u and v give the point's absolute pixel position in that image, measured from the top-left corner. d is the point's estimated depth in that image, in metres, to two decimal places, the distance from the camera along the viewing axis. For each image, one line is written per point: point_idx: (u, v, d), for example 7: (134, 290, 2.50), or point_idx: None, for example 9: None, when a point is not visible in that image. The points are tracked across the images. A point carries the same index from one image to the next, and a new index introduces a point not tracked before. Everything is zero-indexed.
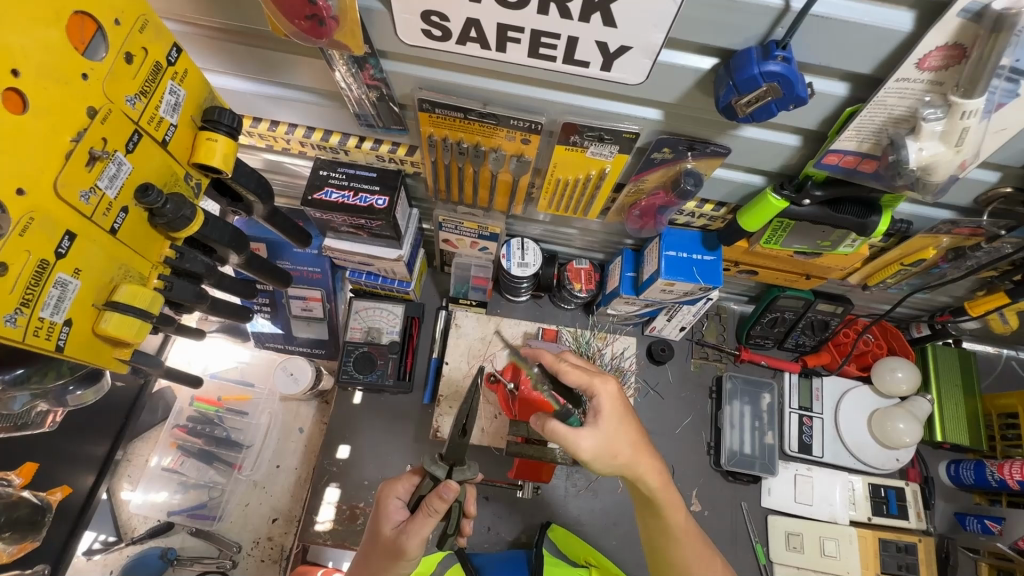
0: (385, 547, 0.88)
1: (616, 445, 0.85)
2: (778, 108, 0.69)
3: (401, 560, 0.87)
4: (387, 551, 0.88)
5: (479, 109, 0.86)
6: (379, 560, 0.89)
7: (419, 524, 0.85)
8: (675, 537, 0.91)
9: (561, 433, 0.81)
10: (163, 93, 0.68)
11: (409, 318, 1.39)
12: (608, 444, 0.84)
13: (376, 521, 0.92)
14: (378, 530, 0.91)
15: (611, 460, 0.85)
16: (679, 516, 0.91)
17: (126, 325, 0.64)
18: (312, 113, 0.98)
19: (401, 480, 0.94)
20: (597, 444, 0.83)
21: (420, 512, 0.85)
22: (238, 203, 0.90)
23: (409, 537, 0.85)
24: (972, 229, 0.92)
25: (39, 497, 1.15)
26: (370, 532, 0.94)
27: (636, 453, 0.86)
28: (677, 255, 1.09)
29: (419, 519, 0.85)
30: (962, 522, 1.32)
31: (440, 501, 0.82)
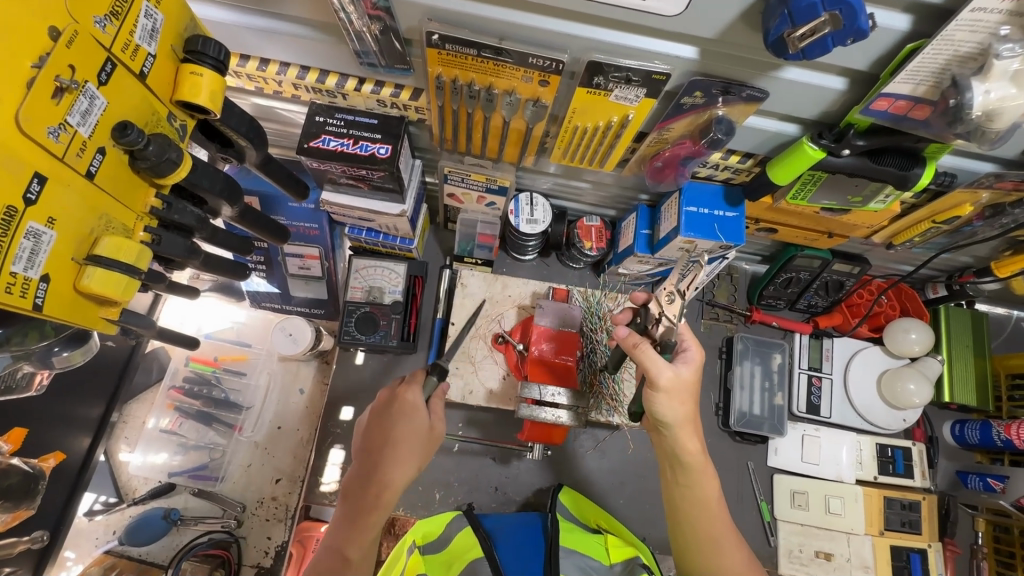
0: (425, 439, 0.89)
1: (687, 392, 0.85)
2: (834, 43, 0.62)
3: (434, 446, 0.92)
4: (427, 442, 0.89)
5: (493, 45, 0.77)
6: (421, 451, 0.88)
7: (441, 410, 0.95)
8: (710, 508, 0.89)
9: (649, 356, 0.82)
10: (138, 15, 0.59)
11: (411, 277, 1.33)
12: (682, 388, 0.84)
13: (401, 418, 0.89)
14: (411, 425, 0.88)
15: (681, 403, 0.84)
16: (711, 486, 0.90)
17: (111, 281, 0.57)
18: (307, 50, 0.89)
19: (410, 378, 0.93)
20: (676, 380, 0.82)
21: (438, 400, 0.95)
22: (228, 148, 0.82)
23: (440, 422, 0.93)
24: (1016, 184, 0.87)
25: (29, 464, 1.11)
26: (394, 430, 0.88)
27: (693, 410, 0.87)
28: (698, 211, 1.03)
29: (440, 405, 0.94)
30: (964, 480, 1.33)
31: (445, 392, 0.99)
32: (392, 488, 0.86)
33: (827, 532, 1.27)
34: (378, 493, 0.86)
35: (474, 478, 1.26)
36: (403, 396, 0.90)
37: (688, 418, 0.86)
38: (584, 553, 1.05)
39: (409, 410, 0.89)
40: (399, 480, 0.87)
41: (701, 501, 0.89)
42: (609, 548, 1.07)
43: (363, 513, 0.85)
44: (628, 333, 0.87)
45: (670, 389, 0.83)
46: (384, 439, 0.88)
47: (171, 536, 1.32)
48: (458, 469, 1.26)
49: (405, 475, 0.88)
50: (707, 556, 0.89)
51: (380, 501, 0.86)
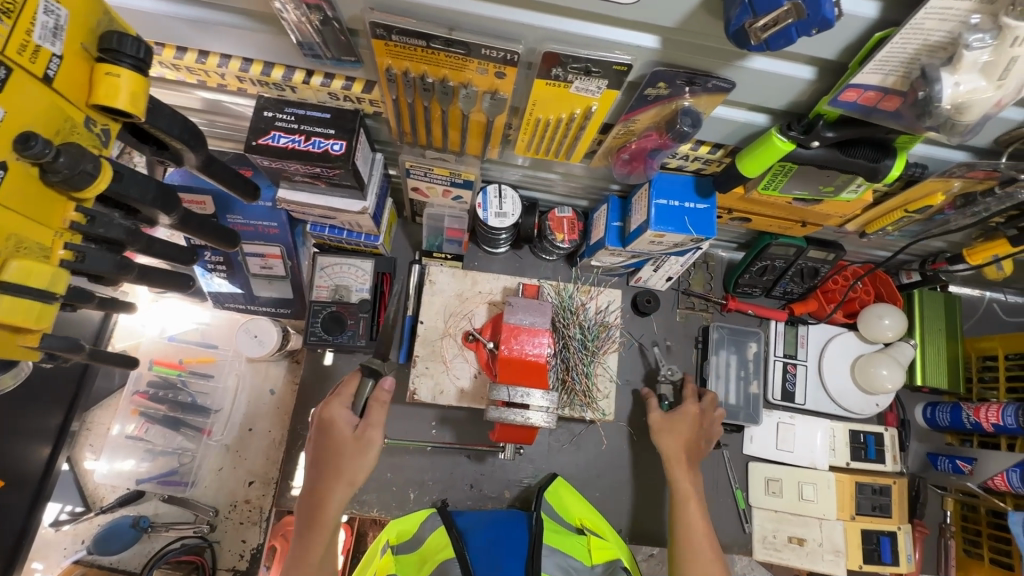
0: (350, 448, 0.93)
1: (679, 431, 1.13)
2: (799, 34, 0.58)
3: (368, 453, 0.93)
4: (353, 450, 0.93)
5: (443, 35, 0.72)
6: (350, 461, 0.92)
7: (376, 417, 0.95)
8: (691, 537, 1.00)
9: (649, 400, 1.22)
10: (35, 12, 0.53)
11: (379, 274, 1.29)
12: (672, 425, 1.13)
13: (327, 434, 0.95)
14: (335, 439, 0.94)
15: (675, 440, 1.11)
16: (698, 524, 1.01)
17: (22, 310, 0.54)
18: (247, 41, 0.82)
19: (339, 393, 0.98)
20: (663, 418, 1.15)
21: (373, 407, 0.95)
22: (163, 151, 0.76)
23: (371, 428, 0.94)
24: (987, 173, 0.85)
25: None
26: (324, 448, 0.94)
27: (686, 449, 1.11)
28: (668, 204, 1.00)
29: (374, 412, 0.95)
30: (934, 463, 1.35)
31: (387, 391, 0.96)
32: (333, 500, 0.92)
33: (799, 518, 1.28)
34: (320, 507, 0.92)
35: (449, 476, 1.24)
36: (323, 412, 0.96)
37: (678, 456, 1.10)
38: (565, 552, 1.04)
39: (332, 426, 0.94)
40: (336, 492, 0.92)
41: (685, 532, 1.01)
42: (591, 548, 1.06)
43: (307, 529, 0.91)
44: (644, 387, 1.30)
45: (663, 424, 1.14)
46: (318, 458, 0.95)
47: (142, 543, 1.30)
48: (432, 467, 1.24)
49: (342, 488, 0.92)
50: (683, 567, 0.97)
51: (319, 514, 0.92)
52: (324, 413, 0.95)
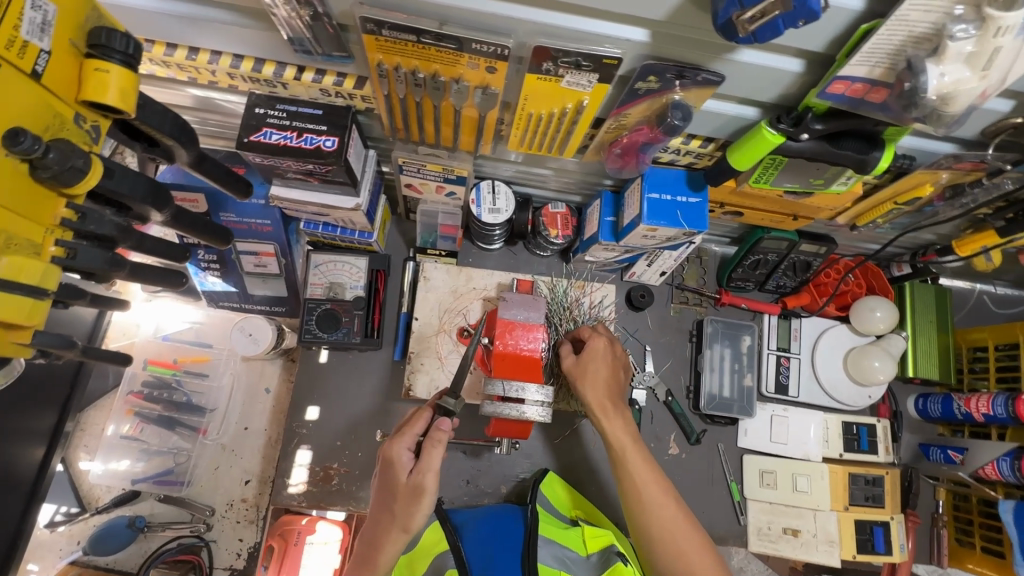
0: (406, 494, 0.84)
1: (588, 370, 1.02)
2: (786, 25, 0.59)
3: (421, 503, 0.83)
4: (407, 497, 0.84)
5: (434, 30, 0.72)
6: (406, 508, 0.84)
7: (433, 458, 0.84)
8: (642, 495, 0.91)
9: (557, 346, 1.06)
10: (23, 6, 0.53)
11: (374, 271, 1.30)
12: (582, 369, 1.02)
13: (386, 478, 0.86)
14: (393, 480, 0.85)
15: (595, 385, 1.00)
16: (648, 474, 0.93)
17: (14, 307, 0.53)
18: (236, 37, 0.82)
19: (405, 431, 0.87)
20: (574, 363, 1.03)
21: (430, 447, 0.85)
22: (154, 148, 0.76)
23: (425, 475, 0.83)
24: (974, 164, 0.86)
25: None
26: (386, 488, 0.86)
27: (601, 384, 1.01)
28: (660, 198, 1.01)
29: (431, 453, 0.84)
30: (926, 453, 1.36)
31: (442, 432, 0.85)
32: (389, 542, 0.86)
33: (793, 510, 1.29)
34: (376, 546, 0.87)
35: (445, 473, 1.24)
36: (387, 450, 0.87)
37: (601, 401, 0.99)
38: (561, 544, 1.05)
39: (391, 468, 0.85)
40: (390, 536, 0.85)
41: (637, 501, 0.92)
42: (586, 537, 1.07)
43: (361, 563, 0.88)
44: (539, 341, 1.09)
45: (575, 371, 1.03)
46: (381, 495, 0.88)
47: (139, 543, 1.30)
48: None
49: (397, 533, 0.85)
50: (643, 520, 0.90)
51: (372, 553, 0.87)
52: (387, 451, 0.86)
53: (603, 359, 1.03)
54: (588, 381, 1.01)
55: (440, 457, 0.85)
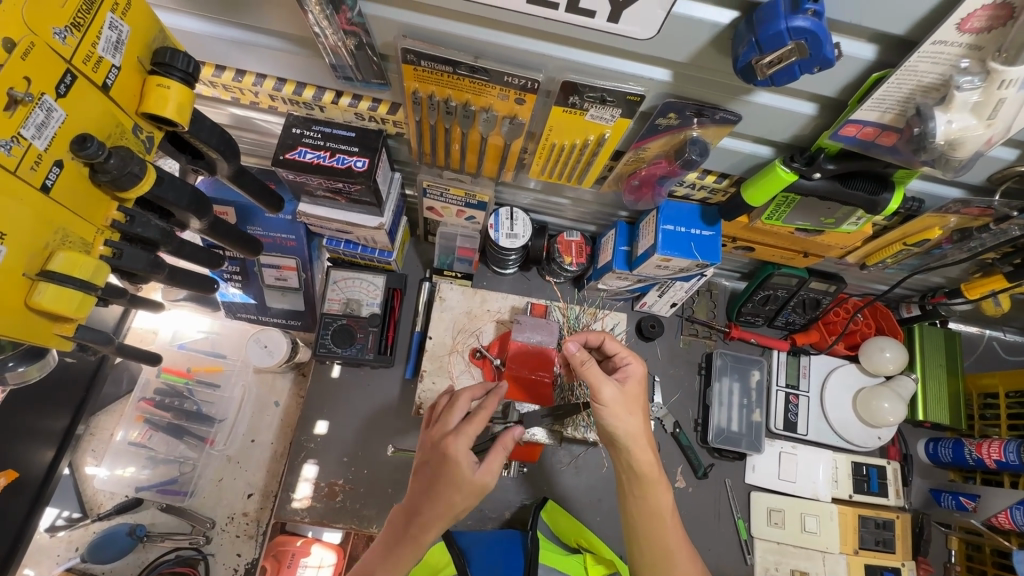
0: (473, 492, 0.82)
1: (633, 405, 0.88)
2: (801, 71, 0.63)
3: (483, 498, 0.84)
4: (473, 494, 0.83)
5: (469, 62, 0.77)
6: (467, 501, 0.83)
7: (500, 458, 0.85)
8: (670, 557, 0.89)
9: (595, 373, 0.84)
10: (102, 27, 0.58)
11: (390, 290, 1.32)
12: (625, 404, 0.87)
13: (445, 468, 0.82)
14: (460, 479, 0.81)
15: (636, 422, 0.87)
16: (675, 537, 0.90)
17: (65, 298, 0.56)
18: (282, 63, 0.88)
19: (470, 421, 0.83)
20: (619, 394, 0.86)
21: (499, 447, 0.85)
22: (198, 160, 0.80)
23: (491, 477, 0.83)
24: (982, 209, 0.89)
25: None
26: (445, 483, 0.82)
27: (644, 424, 0.89)
28: (674, 230, 1.04)
29: (498, 455, 0.85)
30: (937, 499, 1.33)
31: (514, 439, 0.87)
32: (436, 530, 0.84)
33: (803, 551, 1.26)
34: (420, 535, 0.83)
35: None
36: (450, 442, 0.82)
37: (642, 445, 0.87)
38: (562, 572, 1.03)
39: (459, 466, 0.81)
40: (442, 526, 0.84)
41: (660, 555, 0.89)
42: (586, 565, 1.04)
43: (397, 542, 0.84)
44: (576, 349, 0.87)
45: (620, 404, 0.86)
46: (434, 487, 0.82)
47: (136, 553, 1.28)
48: None
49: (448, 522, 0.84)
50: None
51: (415, 537, 0.84)
52: (455, 454, 0.81)
53: (637, 388, 0.91)
54: (634, 420, 0.87)
55: (502, 458, 0.85)
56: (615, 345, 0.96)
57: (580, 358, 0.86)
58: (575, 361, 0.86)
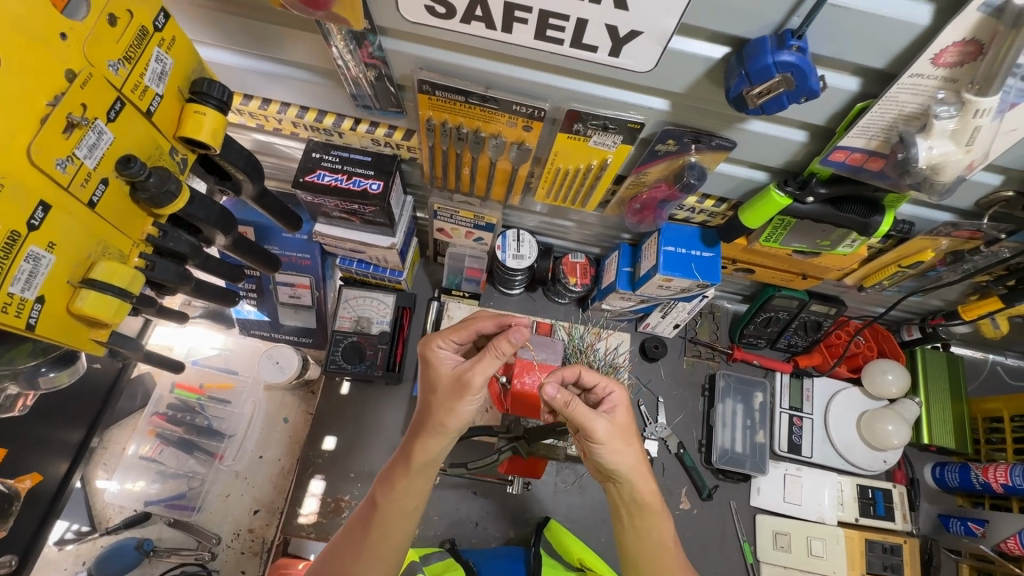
0: (449, 386, 0.87)
1: (627, 435, 0.87)
2: (789, 101, 0.68)
3: (466, 397, 0.85)
4: (452, 388, 0.86)
5: (480, 92, 0.83)
6: (444, 402, 0.86)
7: (486, 362, 0.85)
8: None
9: (584, 413, 0.82)
10: (149, 60, 0.64)
11: (400, 308, 1.36)
12: (620, 436, 0.85)
13: (429, 372, 0.91)
14: (437, 376, 0.90)
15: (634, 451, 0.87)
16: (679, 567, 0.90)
17: (103, 304, 0.60)
18: (306, 92, 0.94)
19: (448, 330, 0.93)
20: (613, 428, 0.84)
21: (487, 352, 0.85)
22: (226, 181, 0.86)
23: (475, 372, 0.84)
24: (972, 232, 0.93)
25: (6, 484, 1.06)
26: (429, 388, 0.90)
27: (640, 452, 0.89)
28: (675, 251, 1.08)
29: (483, 355, 0.85)
30: (946, 524, 1.33)
31: (508, 343, 0.82)
32: (428, 442, 0.88)
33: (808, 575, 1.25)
34: (411, 447, 0.90)
35: (455, 512, 1.22)
36: (427, 347, 0.92)
37: (642, 476, 0.87)
38: None
39: (432, 363, 0.91)
40: (432, 435, 0.88)
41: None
42: None
43: (395, 470, 0.91)
44: (556, 391, 0.83)
45: (615, 437, 0.84)
46: (424, 396, 0.92)
47: (142, 568, 1.29)
48: (439, 503, 1.22)
49: (434, 432, 0.88)
50: None
51: (410, 458, 0.90)
52: (423, 350, 0.92)
53: (627, 417, 0.89)
54: (632, 453, 0.86)
55: (492, 362, 0.85)
56: (594, 375, 0.91)
57: (564, 399, 0.82)
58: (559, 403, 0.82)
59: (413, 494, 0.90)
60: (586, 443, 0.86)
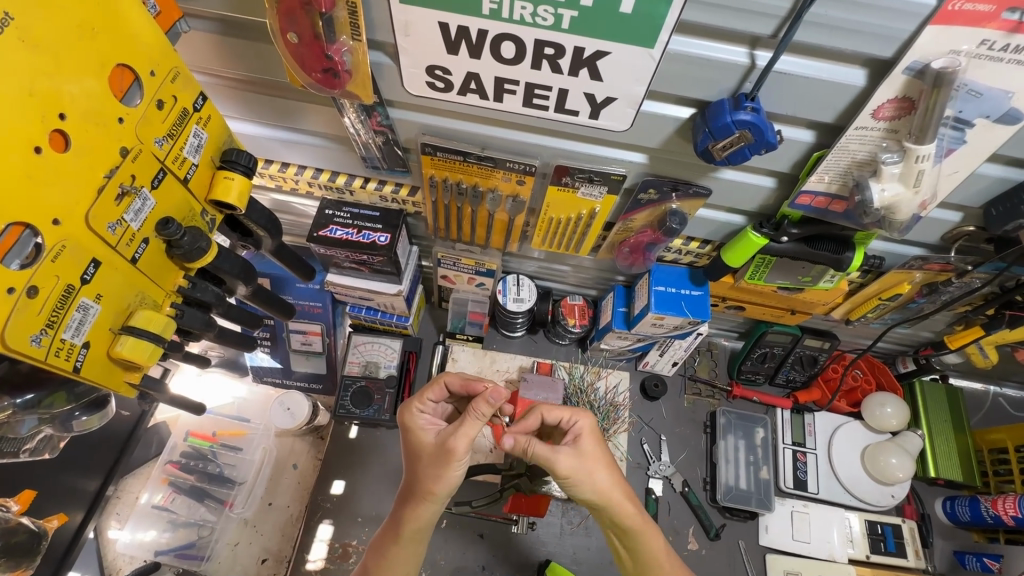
0: (434, 456, 0.85)
1: (596, 460, 0.91)
2: (751, 152, 0.76)
3: (453, 463, 0.84)
4: (437, 456, 0.85)
5: (477, 152, 0.93)
6: (430, 471, 0.86)
7: (467, 427, 0.83)
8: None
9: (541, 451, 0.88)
10: (188, 136, 0.73)
11: (406, 353, 1.41)
12: (587, 465, 0.89)
13: (411, 441, 0.90)
14: (419, 444, 0.89)
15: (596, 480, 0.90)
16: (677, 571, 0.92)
17: (139, 348, 0.67)
18: (321, 156, 1.05)
19: (415, 398, 0.94)
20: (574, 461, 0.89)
21: (467, 416, 0.83)
22: (248, 237, 0.94)
23: (458, 436, 0.83)
24: (942, 265, 1.00)
25: (37, 522, 1.10)
26: (412, 455, 0.90)
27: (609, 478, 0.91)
28: (666, 290, 1.14)
29: (465, 419, 0.83)
30: (962, 562, 1.30)
31: (487, 404, 0.81)
32: (417, 512, 0.88)
33: None
34: (401, 517, 0.89)
35: (462, 555, 1.22)
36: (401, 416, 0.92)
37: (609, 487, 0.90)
38: None
39: (412, 431, 0.91)
40: (418, 505, 0.87)
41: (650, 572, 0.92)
42: None
43: (387, 542, 0.91)
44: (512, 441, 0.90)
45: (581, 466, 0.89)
46: (409, 466, 0.91)
47: None
48: (446, 546, 1.22)
49: (425, 501, 0.87)
50: None
51: (402, 533, 0.89)
52: (402, 417, 0.92)
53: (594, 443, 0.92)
54: (606, 475, 0.90)
55: (476, 429, 0.83)
56: (555, 410, 0.95)
57: (522, 444, 0.89)
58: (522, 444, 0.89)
59: (406, 561, 0.91)
60: (563, 484, 0.91)
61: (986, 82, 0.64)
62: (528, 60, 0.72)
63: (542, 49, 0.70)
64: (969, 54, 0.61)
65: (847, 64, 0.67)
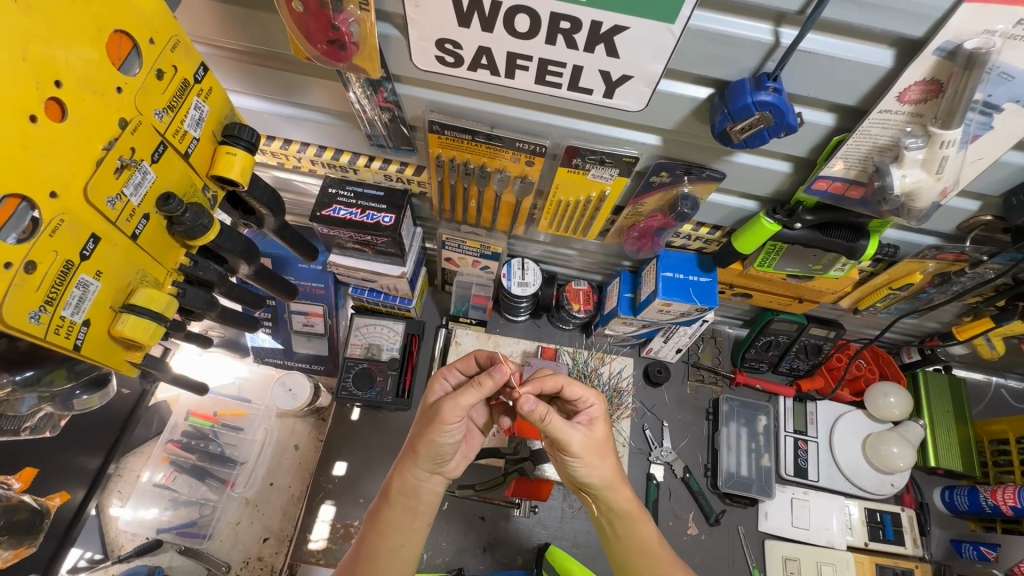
0: (426, 418, 0.85)
1: (603, 450, 0.87)
2: (770, 135, 0.73)
3: (437, 428, 0.82)
4: (427, 418, 0.85)
5: (485, 131, 0.90)
6: (419, 432, 0.86)
7: (465, 396, 0.81)
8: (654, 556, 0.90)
9: (558, 425, 0.81)
10: (189, 108, 0.71)
11: (409, 335, 1.40)
12: (599, 449, 0.86)
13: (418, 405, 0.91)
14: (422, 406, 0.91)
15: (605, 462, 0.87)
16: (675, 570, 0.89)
17: (141, 327, 0.65)
18: (324, 133, 1.02)
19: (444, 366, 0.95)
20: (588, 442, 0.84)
21: (467, 387, 0.82)
22: (250, 216, 0.92)
23: (447, 402, 0.81)
24: (957, 255, 0.99)
25: (38, 500, 1.08)
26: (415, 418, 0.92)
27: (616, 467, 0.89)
28: (674, 276, 1.13)
29: (463, 388, 0.82)
30: (959, 550, 1.30)
31: (490, 378, 0.81)
32: (402, 472, 0.88)
33: None
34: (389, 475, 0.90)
35: (463, 537, 1.22)
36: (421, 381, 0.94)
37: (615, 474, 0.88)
38: None
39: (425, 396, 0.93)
40: (400, 464, 0.88)
41: (644, 549, 0.90)
42: None
43: (377, 505, 0.90)
44: (535, 405, 0.79)
45: (591, 448, 0.85)
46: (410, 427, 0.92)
47: None
48: (447, 528, 1.22)
49: (407, 461, 0.87)
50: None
51: (391, 498, 0.88)
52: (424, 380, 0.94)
53: (604, 431, 0.88)
54: (608, 463, 0.87)
55: (472, 399, 0.81)
56: (578, 388, 0.88)
57: (540, 413, 0.79)
58: (539, 413, 0.79)
59: (394, 531, 0.87)
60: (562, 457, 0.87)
61: (1019, 64, 0.61)
62: (543, 35, 0.70)
63: (558, 23, 0.67)
64: (1004, 34, 0.58)
65: (874, 44, 0.65)
